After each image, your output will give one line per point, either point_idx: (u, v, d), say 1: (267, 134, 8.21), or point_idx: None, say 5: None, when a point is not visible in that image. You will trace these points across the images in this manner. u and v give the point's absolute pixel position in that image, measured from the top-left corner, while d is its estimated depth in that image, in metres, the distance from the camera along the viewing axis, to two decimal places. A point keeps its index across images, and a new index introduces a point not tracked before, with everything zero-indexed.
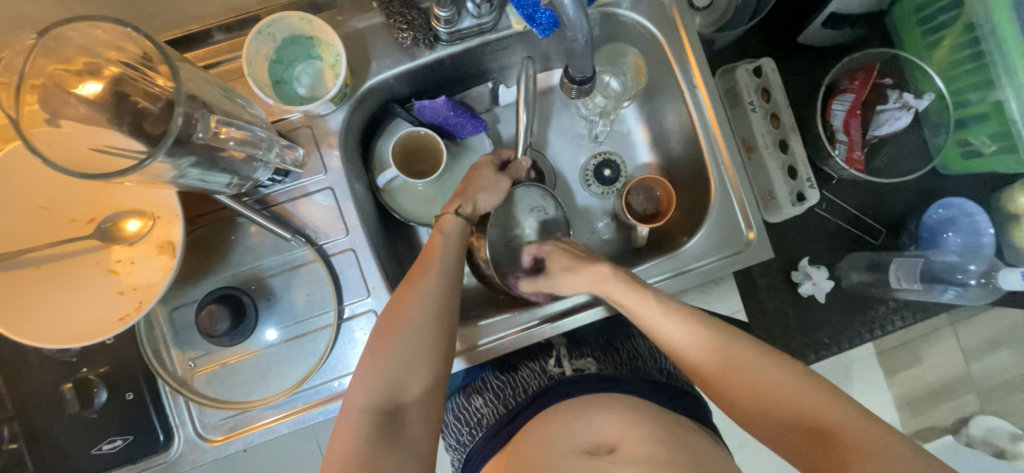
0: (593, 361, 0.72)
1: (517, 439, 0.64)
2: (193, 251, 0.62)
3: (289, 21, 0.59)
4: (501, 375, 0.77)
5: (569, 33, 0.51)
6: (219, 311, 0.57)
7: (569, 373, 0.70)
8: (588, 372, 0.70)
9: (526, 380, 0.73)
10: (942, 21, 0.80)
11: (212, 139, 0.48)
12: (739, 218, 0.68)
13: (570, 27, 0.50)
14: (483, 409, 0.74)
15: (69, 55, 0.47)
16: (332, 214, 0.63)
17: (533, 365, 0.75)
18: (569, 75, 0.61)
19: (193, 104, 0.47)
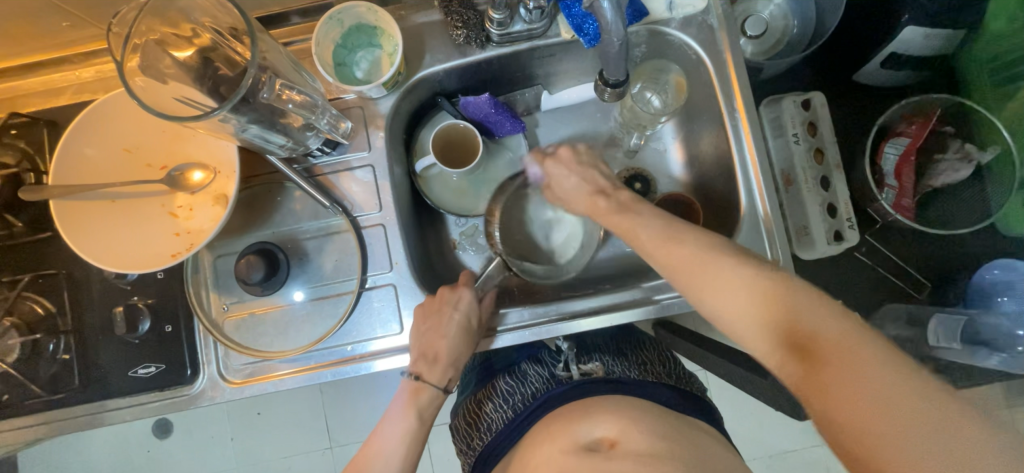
0: (602, 365, 0.73)
1: (529, 442, 0.66)
2: (242, 207, 0.68)
3: (358, 10, 0.65)
4: (511, 377, 0.78)
5: (606, 36, 0.53)
6: (256, 262, 0.62)
7: (576, 377, 0.71)
8: (597, 375, 0.71)
9: (534, 385, 0.74)
10: (1017, 73, 0.76)
11: (276, 100, 0.54)
12: (766, 246, 0.67)
13: (606, 30, 0.52)
14: (491, 408, 0.76)
15: (172, 19, 0.54)
16: (369, 190, 0.68)
17: (541, 370, 0.75)
18: (603, 77, 0.62)
19: (263, 68, 0.53)
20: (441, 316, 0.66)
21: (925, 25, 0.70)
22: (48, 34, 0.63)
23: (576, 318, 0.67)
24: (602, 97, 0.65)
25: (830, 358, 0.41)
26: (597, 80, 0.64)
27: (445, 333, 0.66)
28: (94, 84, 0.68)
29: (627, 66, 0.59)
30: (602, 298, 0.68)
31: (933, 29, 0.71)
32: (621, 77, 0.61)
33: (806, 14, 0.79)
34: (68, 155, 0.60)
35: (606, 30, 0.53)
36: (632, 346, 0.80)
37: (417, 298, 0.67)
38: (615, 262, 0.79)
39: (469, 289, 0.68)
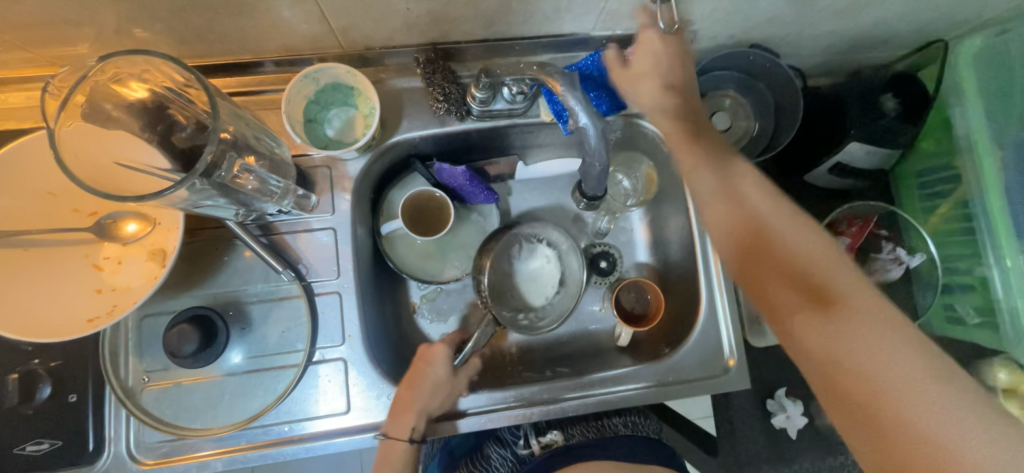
0: (560, 431, 0.72)
1: None
2: (179, 264, 0.61)
3: (336, 71, 0.62)
4: (470, 468, 0.74)
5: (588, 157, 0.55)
6: (190, 331, 0.56)
7: (540, 452, 0.70)
8: (558, 445, 0.70)
9: (499, 468, 0.72)
10: (939, 191, 0.85)
11: (230, 180, 0.50)
12: (724, 342, 0.68)
13: (588, 152, 0.54)
14: None
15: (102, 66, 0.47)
16: (328, 254, 0.64)
17: (502, 451, 0.73)
18: (582, 190, 0.65)
19: (224, 146, 0.50)
20: (417, 371, 0.62)
21: (867, 141, 0.79)
22: None
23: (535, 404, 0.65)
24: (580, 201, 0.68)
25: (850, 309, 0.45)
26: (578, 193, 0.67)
27: (414, 383, 0.61)
28: (20, 113, 0.60)
29: (605, 185, 0.61)
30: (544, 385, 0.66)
31: (873, 145, 0.79)
32: (598, 193, 0.63)
33: (766, 119, 0.86)
34: None
35: (589, 153, 0.55)
36: None
37: (369, 373, 0.63)
38: (579, 340, 0.78)
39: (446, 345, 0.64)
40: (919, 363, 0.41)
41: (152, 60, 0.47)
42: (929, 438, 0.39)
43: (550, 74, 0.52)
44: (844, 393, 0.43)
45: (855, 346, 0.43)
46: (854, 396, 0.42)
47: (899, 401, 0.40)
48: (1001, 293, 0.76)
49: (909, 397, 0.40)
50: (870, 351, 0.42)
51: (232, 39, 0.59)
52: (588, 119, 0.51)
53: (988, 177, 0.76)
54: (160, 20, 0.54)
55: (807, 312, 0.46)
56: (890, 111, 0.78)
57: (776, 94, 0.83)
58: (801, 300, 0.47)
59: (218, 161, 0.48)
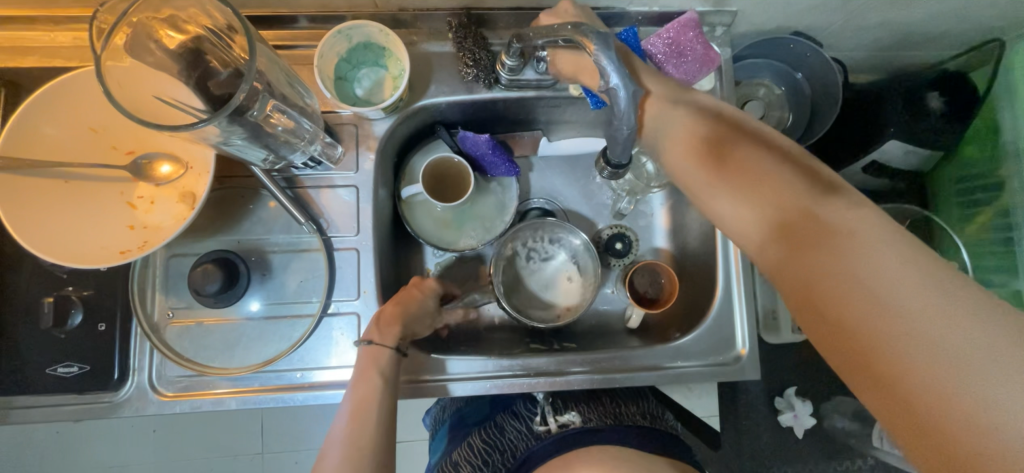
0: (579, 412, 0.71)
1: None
2: (208, 207, 0.63)
3: (369, 29, 0.62)
4: (485, 434, 0.75)
5: (615, 121, 0.50)
6: (214, 271, 0.57)
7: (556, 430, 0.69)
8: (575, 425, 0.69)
9: (512, 441, 0.71)
10: (979, 198, 0.81)
11: (265, 120, 0.52)
12: (736, 331, 0.68)
13: (617, 117, 0.49)
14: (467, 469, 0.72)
15: (156, 5, 0.49)
16: (350, 211, 0.65)
17: (518, 426, 0.73)
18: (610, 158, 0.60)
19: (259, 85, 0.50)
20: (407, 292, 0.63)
21: (907, 140, 0.76)
22: None
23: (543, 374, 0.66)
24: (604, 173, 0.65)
25: (822, 232, 0.39)
26: (602, 160, 0.64)
27: (402, 302, 0.62)
28: (68, 52, 0.63)
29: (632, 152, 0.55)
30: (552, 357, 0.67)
31: (913, 145, 0.77)
32: (624, 161, 0.57)
33: (801, 111, 0.83)
34: (26, 133, 0.55)
35: (615, 116, 0.49)
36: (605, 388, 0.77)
37: None
38: (590, 319, 0.78)
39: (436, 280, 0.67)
40: (918, 288, 0.33)
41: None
42: (930, 383, 0.31)
43: (583, 33, 0.47)
44: (836, 329, 0.36)
45: (846, 274, 0.36)
46: (850, 336, 0.35)
47: (911, 340, 0.32)
48: None
49: (922, 332, 0.32)
50: (858, 266, 0.36)
51: None
52: (619, 80, 0.46)
53: None
54: None
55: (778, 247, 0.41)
56: (934, 111, 0.76)
57: (814, 85, 0.81)
58: (779, 240, 0.42)
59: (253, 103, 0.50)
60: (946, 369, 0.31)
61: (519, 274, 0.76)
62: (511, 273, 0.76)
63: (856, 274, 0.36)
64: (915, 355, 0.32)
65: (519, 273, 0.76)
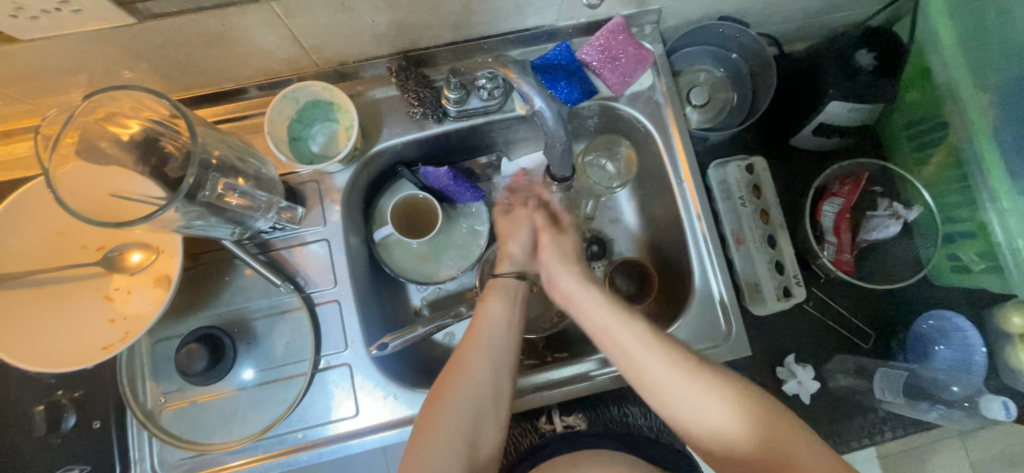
0: (584, 417, 0.75)
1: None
2: (184, 286, 0.64)
3: (313, 89, 0.64)
4: None
5: (548, 140, 0.60)
6: (198, 350, 0.58)
7: (559, 431, 0.73)
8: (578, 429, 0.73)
9: (521, 437, 0.76)
10: (930, 139, 0.84)
11: (217, 197, 0.54)
12: (719, 312, 0.69)
13: (549, 134, 0.60)
14: None
15: (92, 107, 0.50)
16: (324, 264, 0.67)
17: (528, 423, 0.77)
18: (551, 174, 0.67)
19: (207, 167, 0.53)
20: (506, 221, 0.71)
21: (848, 100, 0.78)
22: None
23: (553, 372, 0.69)
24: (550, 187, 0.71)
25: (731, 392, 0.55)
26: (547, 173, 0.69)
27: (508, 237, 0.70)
28: (27, 161, 0.64)
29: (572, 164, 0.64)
30: (594, 358, 0.70)
31: (853, 103, 0.79)
32: (566, 173, 0.66)
33: (744, 89, 0.86)
34: None
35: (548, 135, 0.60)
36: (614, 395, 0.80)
37: (374, 375, 0.65)
38: None
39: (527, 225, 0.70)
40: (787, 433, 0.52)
41: (133, 95, 0.51)
42: None
43: (505, 64, 0.58)
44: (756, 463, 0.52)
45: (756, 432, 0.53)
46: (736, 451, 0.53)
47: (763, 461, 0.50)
48: (1000, 237, 0.74)
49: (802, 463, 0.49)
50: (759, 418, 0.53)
51: (213, 68, 0.61)
52: (542, 102, 0.57)
53: (977, 124, 0.75)
54: (143, 58, 0.57)
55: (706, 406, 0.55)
56: (865, 68, 0.78)
57: (751, 62, 0.84)
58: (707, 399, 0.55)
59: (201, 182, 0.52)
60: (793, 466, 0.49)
61: None
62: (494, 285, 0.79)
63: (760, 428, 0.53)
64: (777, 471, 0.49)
65: None
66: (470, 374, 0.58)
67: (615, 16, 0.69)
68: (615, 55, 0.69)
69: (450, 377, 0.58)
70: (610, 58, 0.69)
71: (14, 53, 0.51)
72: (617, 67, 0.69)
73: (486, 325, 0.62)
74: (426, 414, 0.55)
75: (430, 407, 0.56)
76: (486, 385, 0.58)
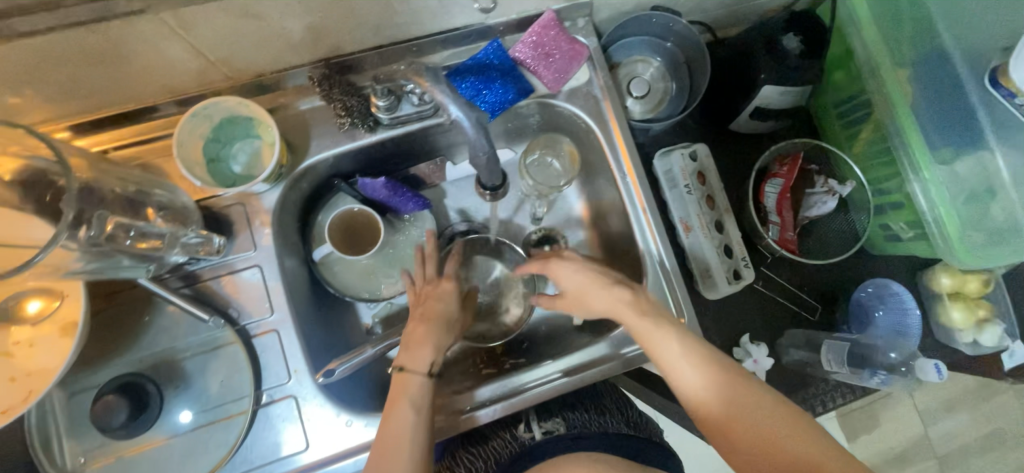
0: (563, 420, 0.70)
1: None
2: (98, 331, 0.58)
3: (226, 104, 0.59)
4: (469, 447, 0.73)
5: (473, 150, 0.65)
6: (116, 402, 0.53)
7: (540, 438, 0.68)
8: (559, 433, 0.68)
9: (495, 451, 0.70)
10: (857, 117, 0.88)
11: (107, 240, 0.50)
12: (672, 304, 0.69)
13: (473, 145, 0.64)
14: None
15: None
16: (258, 292, 0.62)
17: (503, 434, 0.72)
18: (482, 184, 0.74)
19: (90, 204, 0.49)
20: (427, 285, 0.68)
21: (779, 83, 0.80)
22: None
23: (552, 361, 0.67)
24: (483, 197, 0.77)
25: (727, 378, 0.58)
26: (479, 185, 0.75)
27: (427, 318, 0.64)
28: None
29: (498, 174, 0.71)
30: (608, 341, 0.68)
31: (786, 86, 0.80)
32: (495, 182, 0.72)
33: (681, 78, 0.87)
34: None
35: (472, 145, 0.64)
36: (589, 396, 0.78)
37: (324, 405, 0.61)
38: (540, 326, 0.79)
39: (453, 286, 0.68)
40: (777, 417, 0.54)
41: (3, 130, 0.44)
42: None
43: (419, 71, 0.62)
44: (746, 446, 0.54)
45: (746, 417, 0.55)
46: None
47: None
48: (925, 206, 0.78)
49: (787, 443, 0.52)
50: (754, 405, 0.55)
51: (107, 89, 0.55)
52: (458, 110, 0.61)
53: (896, 99, 0.78)
54: (20, 84, 0.50)
55: (701, 388, 0.58)
56: (792, 52, 0.80)
57: (686, 50, 0.84)
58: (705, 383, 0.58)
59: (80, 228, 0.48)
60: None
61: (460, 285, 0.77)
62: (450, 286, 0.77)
63: (751, 412, 0.55)
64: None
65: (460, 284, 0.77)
66: (406, 429, 0.55)
67: (545, 11, 0.67)
68: (547, 51, 0.67)
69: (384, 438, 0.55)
70: (544, 53, 0.67)
71: None
72: (551, 63, 0.68)
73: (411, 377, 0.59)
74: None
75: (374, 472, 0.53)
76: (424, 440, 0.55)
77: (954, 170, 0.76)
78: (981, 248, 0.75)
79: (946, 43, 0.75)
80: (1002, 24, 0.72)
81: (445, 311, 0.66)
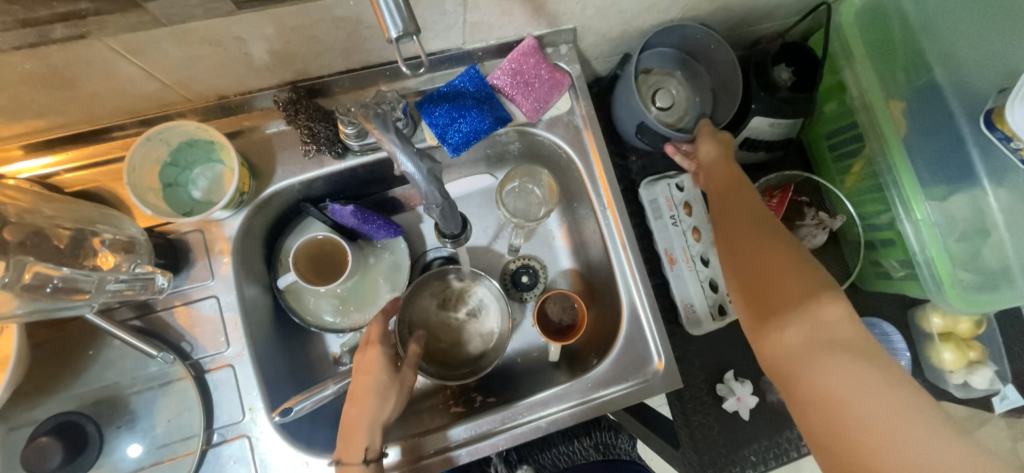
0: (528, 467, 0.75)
1: None
2: (40, 364, 0.55)
3: (183, 128, 0.56)
4: None
5: (425, 200, 0.55)
6: (50, 443, 0.50)
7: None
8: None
9: None
10: (848, 150, 0.85)
11: (25, 288, 0.48)
12: (649, 344, 0.66)
13: (424, 195, 0.54)
14: None
15: None
16: (215, 325, 0.59)
17: None
18: (441, 231, 0.64)
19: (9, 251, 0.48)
20: (360, 356, 0.60)
21: (768, 114, 0.78)
22: None
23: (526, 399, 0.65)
24: (444, 243, 0.68)
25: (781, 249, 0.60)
26: (438, 232, 0.66)
27: (360, 398, 0.57)
28: None
29: (458, 222, 0.61)
30: (587, 377, 0.66)
31: (774, 119, 0.78)
32: (456, 230, 0.63)
33: (705, 93, 0.84)
34: None
35: (423, 194, 0.54)
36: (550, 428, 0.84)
37: (280, 446, 0.58)
38: (515, 359, 0.76)
39: (382, 350, 0.60)
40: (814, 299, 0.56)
41: None
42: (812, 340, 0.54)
43: (366, 115, 0.51)
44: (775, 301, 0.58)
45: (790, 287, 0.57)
46: (781, 370, 0.56)
47: (832, 391, 0.51)
48: (916, 248, 0.75)
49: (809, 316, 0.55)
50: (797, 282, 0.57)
51: (55, 110, 0.52)
52: (409, 163, 0.50)
53: (889, 137, 0.75)
54: None
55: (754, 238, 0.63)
56: (782, 84, 0.77)
57: (713, 76, 0.82)
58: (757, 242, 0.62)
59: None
60: (865, 414, 0.48)
61: (428, 315, 0.73)
62: (413, 313, 0.72)
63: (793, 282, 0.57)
64: (827, 399, 0.51)
65: (427, 314, 0.73)
66: None
67: (526, 37, 0.65)
68: (527, 78, 0.65)
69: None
70: (524, 80, 0.65)
71: None
72: (531, 91, 0.66)
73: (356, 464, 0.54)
74: None
75: None
76: None
77: (946, 208, 0.73)
78: (971, 292, 0.72)
79: (939, 79, 0.74)
80: (1002, 61, 0.70)
81: (378, 383, 0.58)
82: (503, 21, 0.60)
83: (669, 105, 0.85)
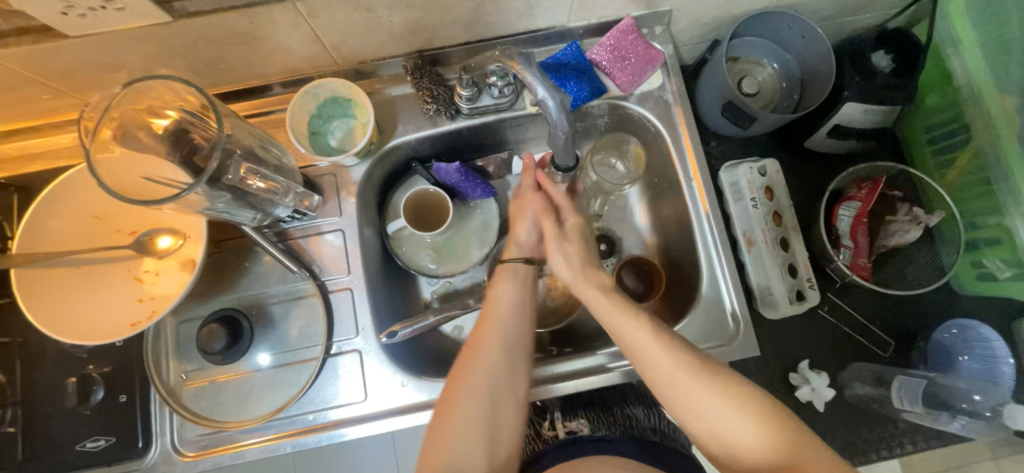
0: (586, 422, 0.77)
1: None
2: (209, 271, 0.68)
3: (333, 85, 0.68)
4: None
5: (552, 129, 0.62)
6: (218, 330, 0.62)
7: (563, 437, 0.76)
8: (581, 434, 0.75)
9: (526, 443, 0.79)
10: (951, 143, 0.82)
11: (240, 182, 0.58)
12: (727, 311, 0.68)
13: (552, 124, 0.61)
14: None
15: (138, 100, 0.56)
16: (339, 254, 0.69)
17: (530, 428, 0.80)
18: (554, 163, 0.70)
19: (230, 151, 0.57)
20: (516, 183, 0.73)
21: (862, 101, 0.77)
22: (25, 106, 0.64)
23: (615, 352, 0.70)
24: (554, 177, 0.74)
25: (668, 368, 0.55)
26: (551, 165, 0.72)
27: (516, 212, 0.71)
28: (71, 152, 0.69)
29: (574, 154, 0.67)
30: None
31: (869, 104, 0.77)
32: (570, 163, 0.69)
33: (795, 82, 0.84)
34: (36, 229, 0.62)
35: (552, 124, 0.61)
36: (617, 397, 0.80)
37: (386, 361, 0.66)
38: (588, 322, 0.80)
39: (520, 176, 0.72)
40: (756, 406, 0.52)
41: (170, 88, 0.56)
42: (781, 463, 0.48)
43: (510, 56, 0.59)
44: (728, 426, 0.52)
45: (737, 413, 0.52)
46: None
47: None
48: None
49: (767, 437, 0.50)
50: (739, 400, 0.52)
51: (241, 65, 0.65)
52: (544, 91, 0.58)
53: (1000, 128, 0.74)
54: (179, 57, 0.61)
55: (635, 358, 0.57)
56: (882, 70, 0.76)
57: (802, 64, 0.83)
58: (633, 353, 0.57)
59: (228, 165, 0.56)
60: None
61: None
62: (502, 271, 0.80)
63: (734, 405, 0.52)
64: None
65: None
66: (477, 371, 0.59)
67: (625, 17, 0.70)
68: (625, 53, 0.70)
69: (464, 364, 0.61)
70: (621, 56, 0.70)
71: (60, 48, 0.55)
72: (627, 65, 0.71)
73: (494, 317, 0.64)
74: (447, 403, 0.58)
75: (452, 397, 0.59)
76: (500, 370, 0.60)
77: None
78: None
79: None
80: None
81: (508, 294, 0.65)
82: (607, 1, 0.66)
83: (756, 92, 0.85)
